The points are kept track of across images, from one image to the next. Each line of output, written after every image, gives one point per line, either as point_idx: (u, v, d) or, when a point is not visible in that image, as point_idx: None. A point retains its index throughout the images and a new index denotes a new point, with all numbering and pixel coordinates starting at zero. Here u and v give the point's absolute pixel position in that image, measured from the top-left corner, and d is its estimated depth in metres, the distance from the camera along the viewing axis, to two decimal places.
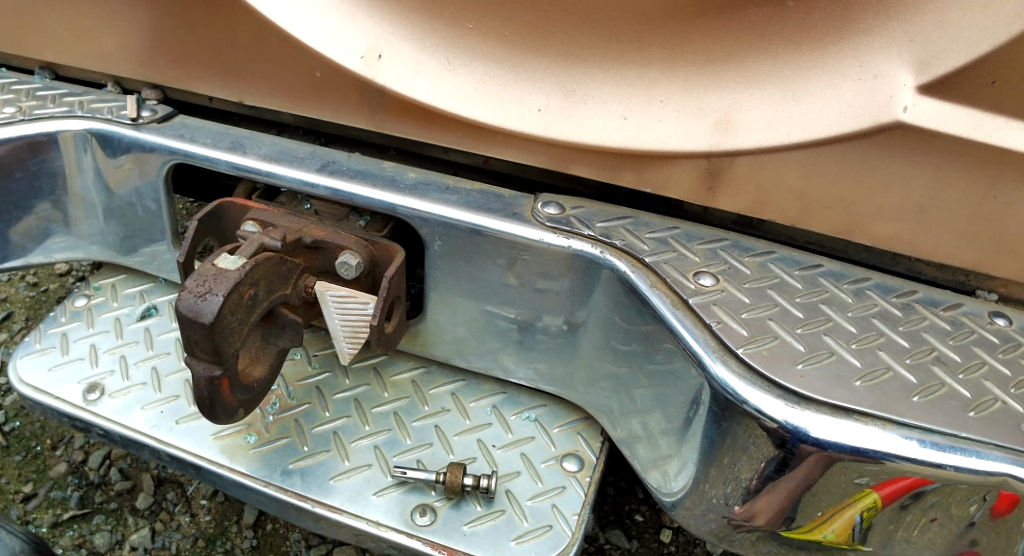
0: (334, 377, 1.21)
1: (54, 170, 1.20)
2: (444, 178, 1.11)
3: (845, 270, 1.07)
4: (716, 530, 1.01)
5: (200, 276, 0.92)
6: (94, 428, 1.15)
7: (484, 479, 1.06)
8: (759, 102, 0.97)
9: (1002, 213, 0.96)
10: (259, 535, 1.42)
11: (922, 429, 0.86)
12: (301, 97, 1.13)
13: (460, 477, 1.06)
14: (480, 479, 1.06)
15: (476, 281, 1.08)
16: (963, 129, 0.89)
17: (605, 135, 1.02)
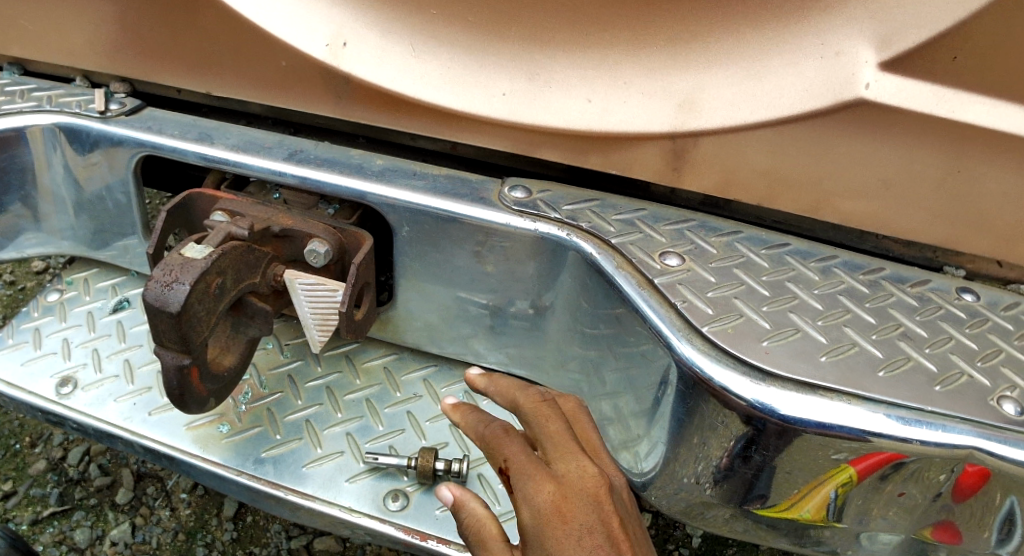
0: (306, 365, 1.22)
1: (23, 166, 1.19)
2: (411, 164, 1.11)
3: (812, 248, 1.07)
4: (688, 509, 1.02)
5: (166, 265, 0.92)
6: (67, 422, 1.14)
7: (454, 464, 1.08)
8: (723, 82, 0.97)
9: (967, 190, 0.96)
10: (239, 527, 1.42)
11: (888, 404, 0.87)
12: (268, 87, 1.13)
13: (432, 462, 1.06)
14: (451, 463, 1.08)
15: (445, 267, 1.09)
16: (925, 105, 0.90)
17: (570, 118, 1.03)
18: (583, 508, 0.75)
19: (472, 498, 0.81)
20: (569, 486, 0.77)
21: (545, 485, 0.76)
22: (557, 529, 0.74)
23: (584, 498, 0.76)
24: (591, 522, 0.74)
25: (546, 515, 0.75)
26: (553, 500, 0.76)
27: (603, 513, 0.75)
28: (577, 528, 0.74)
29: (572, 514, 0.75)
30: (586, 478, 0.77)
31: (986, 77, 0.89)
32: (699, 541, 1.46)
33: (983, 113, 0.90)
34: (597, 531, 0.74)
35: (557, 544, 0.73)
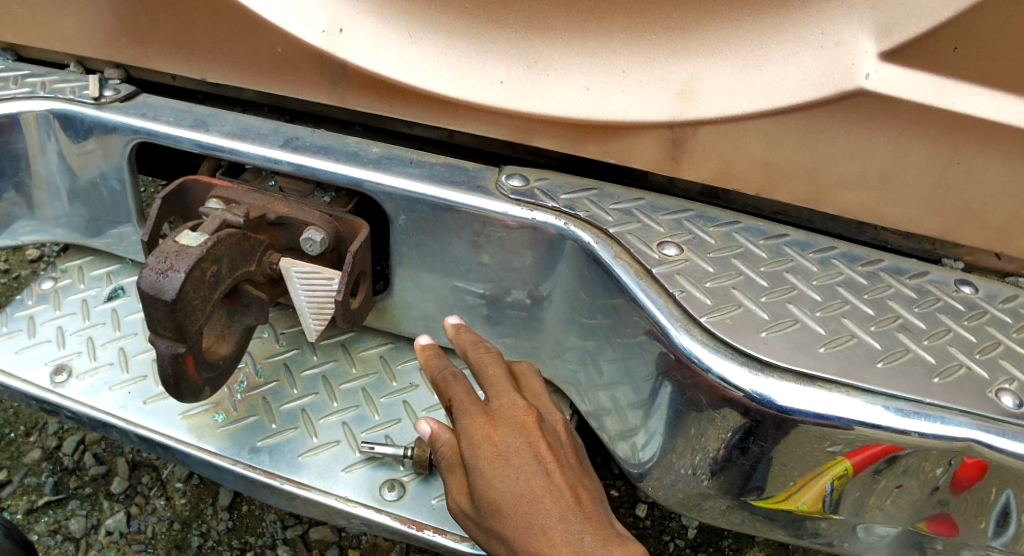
0: (302, 354, 1.21)
1: (17, 153, 1.18)
2: (408, 152, 1.10)
3: (811, 239, 1.07)
4: (684, 500, 1.02)
5: (161, 253, 0.91)
6: (62, 410, 1.14)
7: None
8: (721, 71, 0.96)
9: (967, 181, 0.96)
10: (234, 516, 1.42)
11: (886, 396, 0.86)
12: (263, 74, 1.12)
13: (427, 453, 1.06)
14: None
15: (441, 256, 1.08)
16: (925, 96, 0.90)
17: (567, 107, 1.02)
18: (510, 435, 0.86)
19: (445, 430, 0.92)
20: (500, 419, 0.88)
21: (479, 417, 0.88)
22: (488, 451, 0.85)
23: (512, 426, 0.87)
24: (518, 446, 0.85)
25: (478, 440, 0.86)
26: (485, 430, 0.86)
27: (530, 439, 0.86)
28: (505, 451, 0.85)
29: (499, 440, 0.85)
30: (515, 412, 0.88)
31: (988, 68, 0.88)
32: (695, 532, 1.46)
33: (984, 104, 0.89)
34: (525, 456, 0.84)
35: (489, 465, 0.84)
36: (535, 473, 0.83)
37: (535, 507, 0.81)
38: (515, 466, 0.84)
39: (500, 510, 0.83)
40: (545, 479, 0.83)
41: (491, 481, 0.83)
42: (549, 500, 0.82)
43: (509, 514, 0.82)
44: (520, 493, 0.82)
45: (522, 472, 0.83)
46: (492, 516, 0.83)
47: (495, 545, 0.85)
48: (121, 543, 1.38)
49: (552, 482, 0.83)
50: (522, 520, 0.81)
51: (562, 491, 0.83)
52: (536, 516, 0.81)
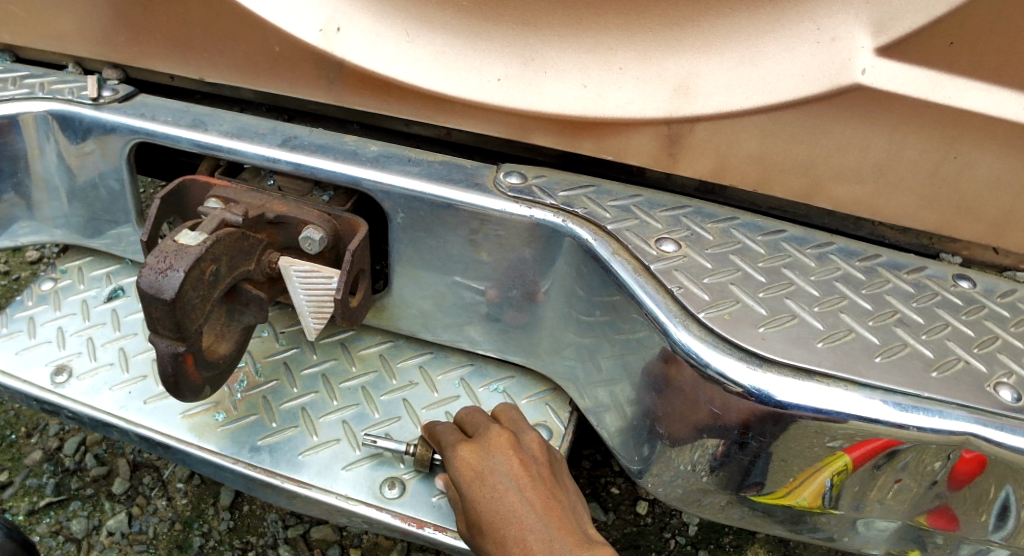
0: (301, 352, 1.22)
1: (15, 154, 1.18)
2: (405, 150, 1.10)
3: (808, 235, 1.07)
4: (684, 495, 1.02)
5: (160, 252, 0.91)
6: (62, 411, 1.14)
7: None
8: (717, 67, 0.97)
9: (964, 175, 0.96)
10: (235, 516, 1.42)
11: (884, 390, 0.87)
12: (260, 73, 1.12)
13: (430, 451, 1.05)
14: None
15: (440, 254, 1.08)
16: (921, 91, 0.90)
17: (564, 104, 1.02)
18: (487, 457, 0.97)
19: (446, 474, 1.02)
20: (478, 445, 0.99)
21: (460, 447, 1.00)
22: (468, 475, 0.97)
23: (489, 449, 0.98)
24: (494, 467, 0.96)
25: (461, 466, 0.98)
26: (465, 456, 0.99)
27: (503, 458, 0.97)
28: (482, 472, 0.96)
29: (476, 462, 0.97)
30: (491, 438, 1.00)
31: (984, 62, 0.88)
32: (696, 529, 1.46)
33: (980, 98, 0.90)
34: (498, 475, 0.95)
35: (469, 487, 0.96)
36: (507, 490, 0.94)
37: (509, 522, 0.91)
38: (491, 486, 0.94)
39: (483, 528, 0.93)
40: (518, 495, 0.93)
41: (473, 502, 0.94)
42: (522, 515, 0.91)
43: (489, 529, 0.92)
44: (495, 509, 0.92)
45: (496, 491, 0.94)
46: (479, 535, 0.94)
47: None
48: (122, 544, 1.38)
49: (524, 496, 0.93)
50: (498, 534, 0.91)
51: (534, 505, 0.92)
52: (511, 529, 0.91)
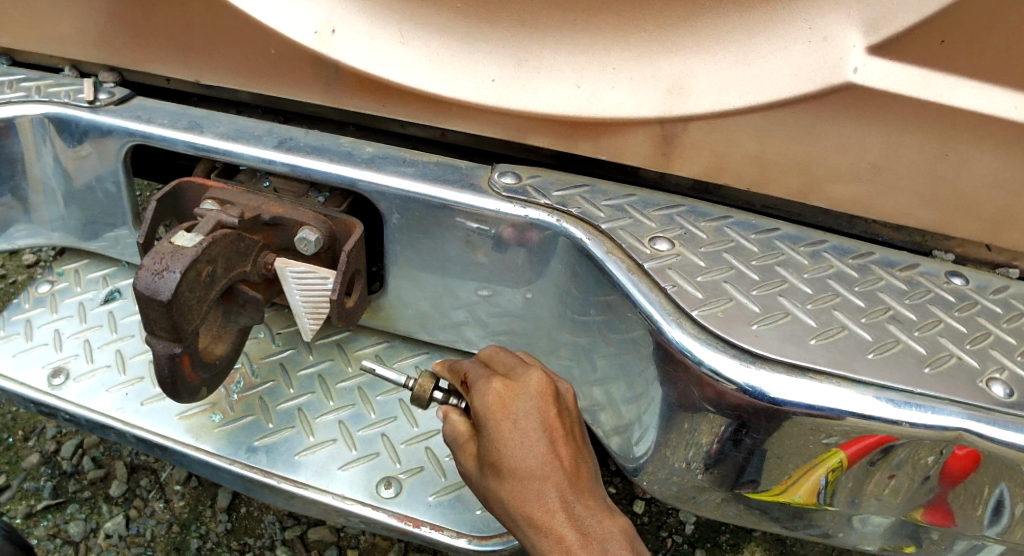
0: (298, 353, 1.22)
1: (12, 156, 1.18)
2: (401, 151, 1.11)
3: (802, 233, 1.08)
4: (680, 493, 1.02)
5: (157, 253, 0.91)
6: (60, 412, 1.14)
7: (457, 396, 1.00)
8: (711, 67, 0.97)
9: (956, 172, 0.97)
10: (233, 518, 1.43)
11: (877, 386, 0.87)
12: (256, 75, 1.13)
13: (430, 386, 1.00)
14: (453, 394, 1.00)
15: (435, 253, 1.09)
16: (913, 89, 0.91)
17: (559, 104, 1.03)
18: (524, 401, 0.88)
19: (454, 408, 0.95)
20: (516, 385, 0.89)
21: (492, 382, 0.90)
22: (499, 416, 0.88)
23: (526, 393, 0.88)
24: (530, 412, 0.87)
25: (492, 403, 0.88)
26: (498, 394, 0.89)
27: (542, 407, 0.88)
28: (515, 415, 0.87)
29: (511, 405, 0.88)
30: (529, 385, 0.89)
31: (975, 60, 0.89)
32: (693, 528, 1.46)
33: (972, 96, 0.90)
34: (533, 423, 0.87)
35: (498, 428, 0.87)
36: (541, 442, 0.86)
37: (534, 475, 0.85)
38: (522, 434, 0.86)
39: (502, 473, 0.86)
40: (548, 447, 0.86)
41: (499, 443, 0.86)
42: (549, 471, 0.85)
43: (511, 476, 0.86)
44: (523, 459, 0.85)
45: (528, 439, 0.86)
46: (494, 477, 0.87)
47: (494, 508, 0.90)
48: (120, 546, 1.39)
49: (556, 452, 0.86)
50: (519, 485, 0.85)
51: (563, 463, 0.86)
52: (536, 483, 0.85)
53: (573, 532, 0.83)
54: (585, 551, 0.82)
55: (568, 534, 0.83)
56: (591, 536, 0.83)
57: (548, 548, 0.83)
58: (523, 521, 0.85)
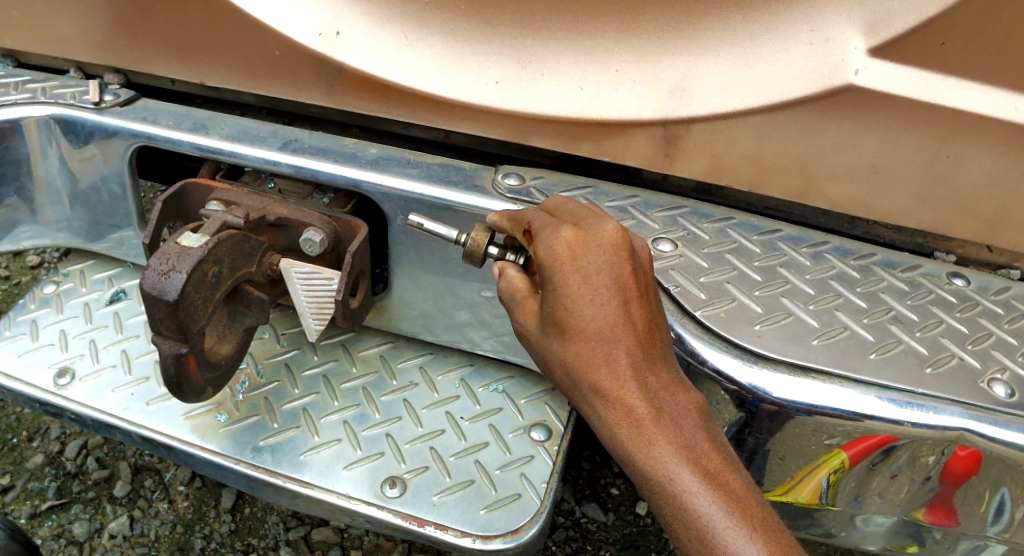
0: (302, 354, 1.23)
1: (18, 158, 1.19)
2: (405, 152, 1.11)
3: (804, 234, 1.08)
4: None
5: (163, 254, 0.92)
6: (65, 412, 1.15)
7: (513, 253, 0.97)
8: (713, 69, 0.98)
9: (957, 173, 0.97)
10: (237, 519, 1.43)
11: (878, 386, 0.88)
12: (260, 78, 1.14)
13: (486, 242, 0.98)
14: (509, 251, 0.97)
15: (439, 255, 1.10)
16: (914, 91, 0.91)
17: (562, 106, 1.03)
18: (594, 252, 0.84)
19: (509, 266, 0.95)
20: (587, 236, 0.86)
21: (561, 232, 0.87)
22: (567, 268, 0.84)
23: (598, 245, 0.84)
24: (601, 265, 0.83)
25: (558, 254, 0.85)
26: (567, 245, 0.85)
27: (615, 262, 0.83)
28: (585, 267, 0.83)
29: (581, 257, 0.84)
30: (602, 237, 0.85)
31: (976, 62, 0.89)
32: None
33: (972, 98, 0.91)
34: (605, 279, 0.83)
35: (566, 281, 0.83)
36: (611, 298, 0.82)
37: (602, 336, 0.81)
38: (592, 289, 0.82)
39: (568, 330, 0.83)
40: (620, 306, 0.82)
41: (566, 297, 0.83)
42: (620, 331, 0.81)
43: (576, 332, 0.82)
44: (590, 317, 0.82)
45: (598, 294, 0.82)
46: (556, 334, 0.85)
47: (554, 366, 0.87)
48: (124, 546, 1.39)
49: (627, 312, 0.82)
50: (585, 345, 0.82)
51: (636, 324, 0.82)
52: (604, 345, 0.81)
53: (645, 405, 0.79)
54: (655, 425, 0.78)
55: (637, 405, 0.79)
56: (661, 408, 0.79)
57: (612, 415, 0.80)
58: (585, 386, 0.83)
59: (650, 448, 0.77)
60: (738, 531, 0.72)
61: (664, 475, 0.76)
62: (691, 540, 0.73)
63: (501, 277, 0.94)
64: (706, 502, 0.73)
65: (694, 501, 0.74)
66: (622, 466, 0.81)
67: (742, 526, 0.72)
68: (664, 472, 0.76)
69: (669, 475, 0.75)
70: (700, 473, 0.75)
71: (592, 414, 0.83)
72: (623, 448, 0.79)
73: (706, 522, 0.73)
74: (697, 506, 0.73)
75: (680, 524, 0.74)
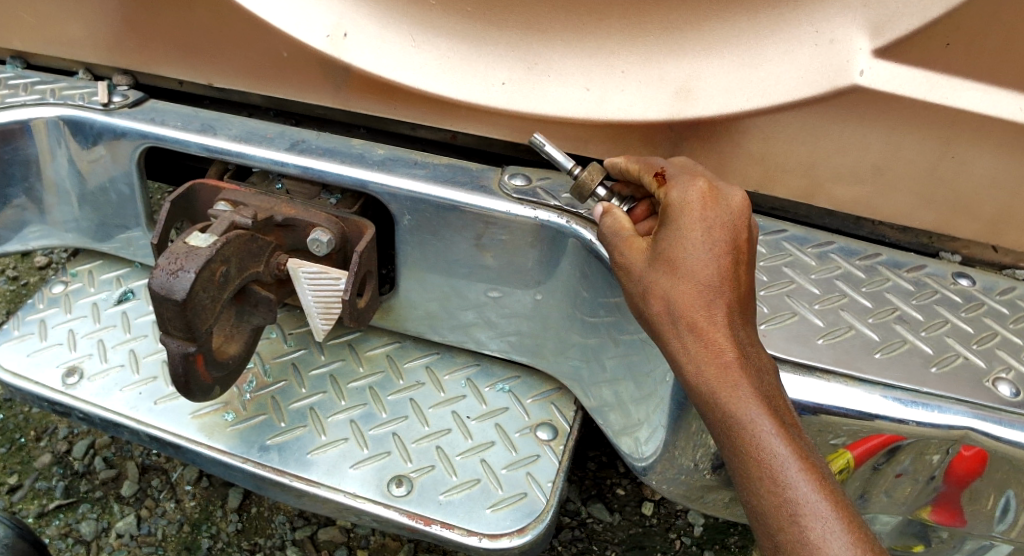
0: (309, 354, 1.24)
1: (27, 158, 1.20)
2: (411, 153, 1.12)
3: (809, 234, 1.09)
4: (688, 492, 1.03)
5: (171, 254, 0.93)
6: (74, 412, 1.15)
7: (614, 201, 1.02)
8: (718, 70, 0.98)
9: (961, 174, 0.97)
10: (243, 518, 1.44)
11: (883, 386, 0.89)
12: (267, 79, 1.14)
13: (597, 180, 1.00)
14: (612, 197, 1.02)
15: (446, 255, 1.10)
16: (919, 92, 0.92)
17: (568, 107, 1.04)
18: (723, 211, 0.86)
19: (617, 207, 0.96)
20: (718, 194, 0.88)
21: (695, 183, 0.88)
22: (696, 216, 0.86)
23: (728, 205, 0.87)
24: (726, 223, 0.86)
25: (691, 202, 0.87)
26: (702, 195, 0.87)
27: (738, 224, 0.86)
28: (710, 219, 0.85)
29: (710, 209, 0.86)
30: (731, 199, 0.87)
31: (979, 63, 0.89)
32: (701, 529, 1.46)
33: (976, 98, 0.91)
34: (728, 236, 0.85)
35: (693, 226, 0.85)
36: (728, 255, 0.84)
37: (709, 283, 0.82)
38: (713, 239, 0.84)
39: (679, 269, 0.84)
40: (732, 264, 0.84)
41: (687, 239, 0.85)
42: (724, 285, 0.83)
43: (686, 271, 0.83)
44: (706, 263, 0.83)
45: (717, 248, 0.84)
46: (661, 269, 0.85)
47: (644, 299, 0.87)
48: (132, 546, 1.40)
49: (735, 273, 0.84)
50: (694, 287, 0.83)
51: (739, 284, 0.85)
52: (710, 289, 0.82)
53: (732, 350, 0.80)
54: (741, 370, 0.79)
55: (727, 350, 0.80)
56: (748, 359, 0.81)
57: (699, 352, 0.81)
58: (677, 320, 0.83)
59: (736, 389, 0.78)
60: (806, 479, 0.73)
61: (744, 417, 0.77)
62: (759, 479, 0.75)
63: (607, 215, 0.96)
64: (782, 447, 0.75)
65: (768, 442, 0.75)
66: (696, 401, 0.81)
67: (811, 476, 0.74)
68: (745, 413, 0.77)
69: (748, 417, 0.77)
70: (777, 421, 0.77)
71: (676, 349, 0.83)
72: (704, 384, 0.80)
73: (777, 465, 0.74)
74: (772, 449, 0.75)
75: (750, 463, 0.76)
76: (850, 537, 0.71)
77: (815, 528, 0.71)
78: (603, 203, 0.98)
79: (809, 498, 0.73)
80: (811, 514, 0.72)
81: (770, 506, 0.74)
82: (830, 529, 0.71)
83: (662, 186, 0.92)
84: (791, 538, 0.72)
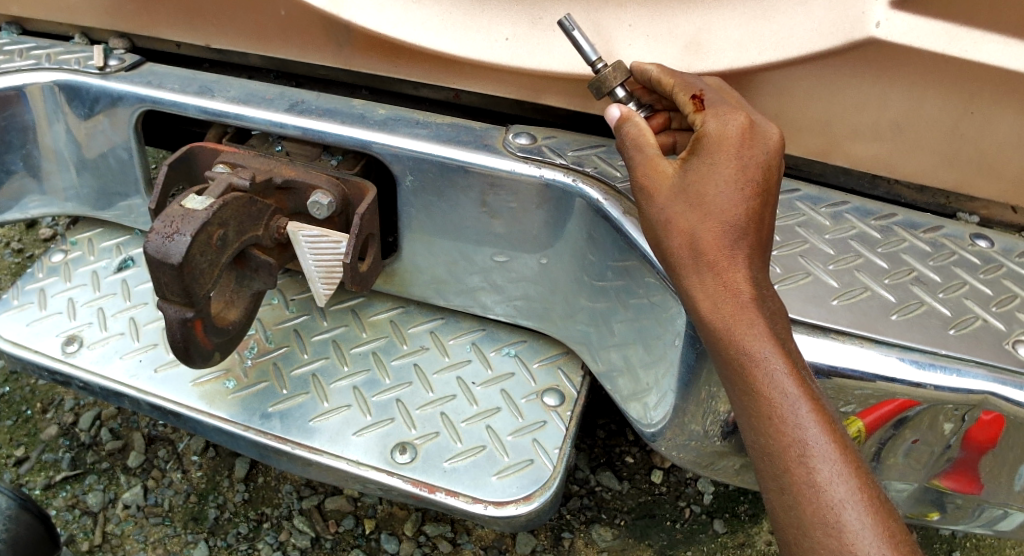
0: (312, 319, 1.22)
1: (23, 125, 1.18)
2: (414, 113, 1.09)
3: (823, 194, 1.06)
4: (698, 458, 1.00)
5: (167, 217, 0.90)
6: (74, 381, 1.14)
7: (632, 104, 0.97)
8: (730, 23, 0.96)
9: (980, 132, 0.94)
10: (250, 488, 1.43)
11: (902, 347, 0.86)
12: (267, 39, 1.12)
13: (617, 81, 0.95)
14: (631, 101, 0.97)
15: (449, 219, 1.08)
16: (938, 44, 0.88)
17: (575, 62, 1.00)
18: (759, 151, 0.85)
19: (637, 115, 0.92)
20: (755, 132, 0.86)
21: (735, 117, 0.86)
22: (732, 153, 0.84)
23: (763, 144, 0.86)
24: (760, 164, 0.85)
25: (729, 137, 0.85)
26: (740, 130, 0.85)
27: (771, 165, 0.86)
28: (744, 160, 0.84)
29: (746, 148, 0.85)
30: (768, 138, 0.86)
31: (1001, 12, 0.86)
32: (711, 498, 1.44)
33: (997, 52, 0.87)
34: (759, 176, 0.85)
35: (725, 162, 0.84)
36: (757, 195, 0.84)
37: (734, 224, 0.83)
38: (742, 180, 0.84)
39: (706, 204, 0.84)
40: (759, 207, 0.84)
41: (717, 179, 0.84)
42: (750, 227, 0.83)
43: (712, 207, 0.83)
44: (733, 203, 0.83)
45: (747, 190, 0.84)
46: (687, 202, 0.85)
47: (660, 228, 0.87)
48: (138, 517, 1.39)
49: (761, 214, 0.84)
50: (719, 225, 0.83)
51: (763, 226, 0.85)
52: (733, 229, 0.83)
53: (749, 288, 0.81)
54: (757, 308, 0.81)
55: (745, 290, 0.81)
56: (765, 300, 0.82)
57: (717, 289, 0.82)
58: (696, 255, 0.84)
59: (754, 329, 0.79)
60: (815, 418, 0.76)
61: (759, 356, 0.78)
62: (767, 419, 0.77)
63: (626, 121, 0.92)
64: (792, 386, 0.77)
65: (779, 383, 0.77)
66: (708, 337, 0.83)
67: (819, 416, 0.76)
68: (759, 351, 0.78)
69: (762, 356, 0.78)
70: (789, 361, 0.78)
71: (693, 284, 0.84)
72: (720, 321, 0.81)
73: (787, 405, 0.76)
74: (783, 388, 0.77)
75: (761, 402, 0.78)
76: (851, 481, 0.73)
77: (822, 470, 0.74)
78: (622, 108, 0.93)
79: (816, 439, 0.75)
80: (819, 457, 0.74)
81: (778, 446, 0.76)
82: (836, 470, 0.74)
83: (699, 112, 0.87)
84: (799, 477, 0.75)
